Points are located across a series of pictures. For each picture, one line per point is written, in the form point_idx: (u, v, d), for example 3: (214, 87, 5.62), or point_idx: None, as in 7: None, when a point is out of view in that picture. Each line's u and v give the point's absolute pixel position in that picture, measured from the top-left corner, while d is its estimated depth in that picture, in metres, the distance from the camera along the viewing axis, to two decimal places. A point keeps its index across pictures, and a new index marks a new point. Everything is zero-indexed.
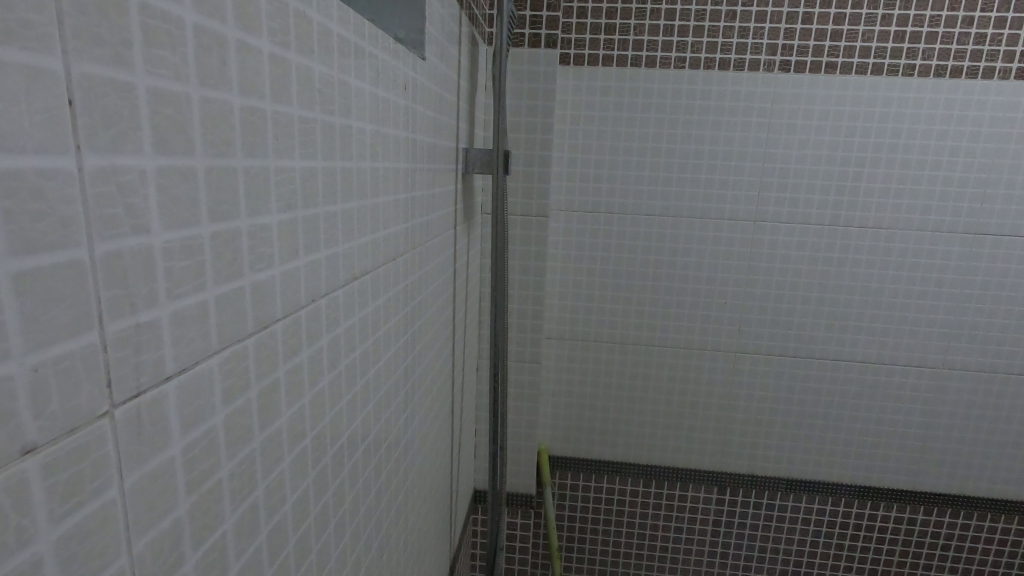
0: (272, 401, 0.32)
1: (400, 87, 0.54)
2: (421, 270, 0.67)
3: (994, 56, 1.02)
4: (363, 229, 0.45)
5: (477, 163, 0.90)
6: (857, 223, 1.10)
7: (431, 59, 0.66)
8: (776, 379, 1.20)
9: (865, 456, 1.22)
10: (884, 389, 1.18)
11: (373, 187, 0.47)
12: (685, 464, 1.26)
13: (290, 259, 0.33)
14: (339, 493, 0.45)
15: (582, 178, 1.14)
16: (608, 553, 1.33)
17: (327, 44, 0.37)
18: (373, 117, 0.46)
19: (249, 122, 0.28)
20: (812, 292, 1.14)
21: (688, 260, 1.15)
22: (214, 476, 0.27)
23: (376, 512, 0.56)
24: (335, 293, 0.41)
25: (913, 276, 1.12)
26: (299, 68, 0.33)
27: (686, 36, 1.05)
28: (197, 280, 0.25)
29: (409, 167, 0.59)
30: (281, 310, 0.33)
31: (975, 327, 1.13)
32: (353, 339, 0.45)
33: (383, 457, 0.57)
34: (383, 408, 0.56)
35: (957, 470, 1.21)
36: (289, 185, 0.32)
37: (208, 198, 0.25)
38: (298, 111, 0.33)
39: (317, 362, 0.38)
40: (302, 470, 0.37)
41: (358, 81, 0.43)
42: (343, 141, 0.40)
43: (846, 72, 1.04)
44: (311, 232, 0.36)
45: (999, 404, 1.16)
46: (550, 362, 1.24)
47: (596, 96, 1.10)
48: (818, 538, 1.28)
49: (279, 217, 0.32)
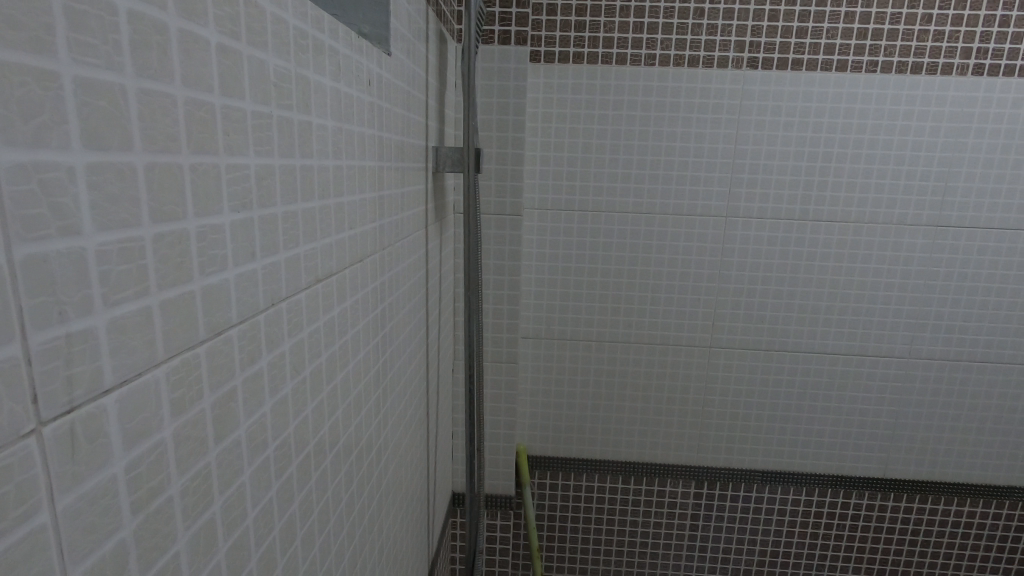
0: (229, 410, 0.31)
1: (365, 84, 0.53)
2: (391, 271, 0.65)
3: (953, 52, 1.04)
4: (326, 228, 0.44)
5: (447, 161, 0.88)
6: (826, 216, 1.12)
7: (397, 55, 0.64)
8: (750, 374, 1.21)
9: (838, 446, 1.24)
10: (855, 382, 1.20)
11: (336, 186, 0.46)
12: (662, 460, 1.27)
13: (247, 262, 0.32)
14: (304, 504, 0.43)
15: (555, 176, 1.13)
16: (588, 552, 1.33)
17: (285, 39, 0.35)
18: (337, 114, 0.45)
19: (197, 116, 0.26)
20: (783, 292, 1.16)
21: (662, 257, 1.16)
22: (164, 492, 0.25)
23: (347, 519, 0.54)
24: (297, 294, 0.39)
25: (880, 268, 1.14)
26: (252, 61, 0.31)
27: (655, 34, 1.06)
28: (138, 287, 0.23)
29: (375, 164, 0.57)
30: (236, 314, 0.31)
31: (939, 317, 1.16)
32: (318, 342, 0.43)
33: (353, 464, 0.55)
34: (354, 414, 0.54)
35: (926, 456, 1.24)
36: (242, 185, 0.31)
37: (151, 197, 0.24)
38: (253, 106, 0.32)
39: (277, 369, 0.37)
40: (262, 483, 0.35)
41: (317, 75, 0.41)
42: (302, 137, 0.39)
43: (811, 69, 1.06)
44: (269, 232, 0.34)
45: (960, 394, 1.20)
46: (527, 364, 1.23)
47: (567, 93, 1.09)
48: (794, 529, 1.30)
49: (233, 218, 0.30)
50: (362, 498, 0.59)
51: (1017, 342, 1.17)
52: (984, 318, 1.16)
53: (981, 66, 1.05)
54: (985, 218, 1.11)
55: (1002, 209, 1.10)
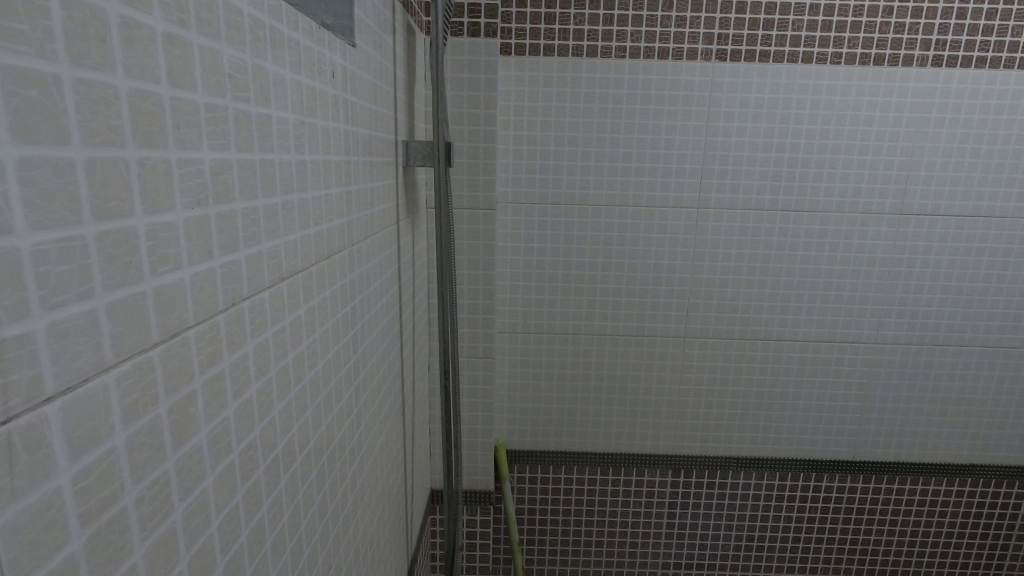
0: (187, 415, 0.30)
1: (327, 76, 0.51)
2: (361, 267, 0.64)
3: (913, 44, 1.07)
4: (289, 225, 0.42)
5: (417, 155, 0.87)
6: (795, 206, 1.14)
7: (362, 47, 0.63)
8: (724, 363, 1.23)
9: (809, 431, 1.27)
10: (824, 368, 1.23)
11: (300, 181, 0.44)
12: (639, 450, 1.28)
13: (204, 260, 0.31)
14: (273, 508, 0.42)
15: (528, 170, 1.13)
16: (568, 543, 1.34)
17: (239, 28, 0.34)
18: (298, 107, 0.44)
19: (143, 107, 0.25)
20: (754, 283, 1.18)
21: (636, 249, 1.17)
22: (118, 502, 0.24)
23: (321, 520, 0.53)
24: (260, 293, 0.38)
25: (846, 256, 1.17)
26: (203, 51, 0.30)
27: (625, 26, 1.06)
28: (83, 288, 0.22)
29: (341, 159, 0.55)
30: (193, 314, 0.30)
31: (904, 302, 1.19)
32: (284, 342, 0.42)
33: (326, 464, 0.54)
34: (325, 414, 0.53)
35: (893, 438, 1.28)
36: (196, 180, 0.29)
37: (93, 192, 0.22)
38: (205, 98, 0.30)
39: (239, 371, 0.35)
40: (225, 490, 0.34)
41: (276, 66, 0.40)
42: (261, 131, 0.37)
43: (778, 61, 1.07)
44: (227, 229, 0.33)
45: (924, 378, 1.24)
46: (503, 358, 1.23)
47: (538, 86, 1.09)
48: (768, 513, 1.33)
49: (186, 215, 0.29)
50: (336, 501, 0.58)
51: (977, 325, 1.21)
52: (946, 303, 1.19)
53: (940, 57, 1.07)
54: (945, 205, 1.14)
55: (961, 197, 1.14)
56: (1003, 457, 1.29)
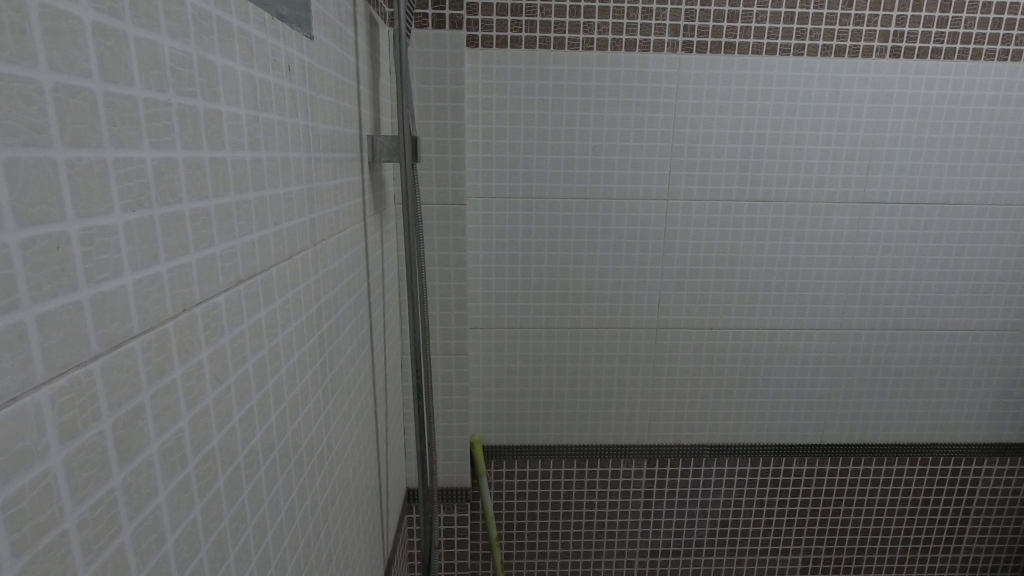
0: (135, 430, 0.28)
1: (283, 70, 0.49)
2: (327, 267, 0.63)
3: (872, 36, 1.09)
4: (245, 226, 0.41)
5: (384, 151, 0.85)
6: (762, 196, 1.16)
7: (322, 40, 0.61)
8: (696, 353, 1.24)
9: (779, 417, 1.30)
10: (792, 355, 1.26)
11: (255, 179, 0.43)
12: (614, 442, 1.29)
13: (148, 266, 0.29)
14: (236, 519, 0.40)
15: (498, 164, 1.11)
16: (546, 536, 1.34)
17: (181, 18, 0.32)
18: (251, 103, 0.42)
19: (72, 104, 0.24)
20: (724, 273, 1.20)
21: (607, 242, 1.17)
22: (58, 526, 0.23)
23: (289, 527, 0.52)
24: (215, 297, 0.36)
25: (812, 245, 1.19)
26: (140, 43, 0.28)
27: (592, 18, 1.05)
28: (8, 300, 0.21)
29: (301, 156, 0.53)
30: (138, 323, 0.28)
31: (867, 288, 1.22)
32: (243, 347, 0.41)
33: (294, 468, 0.53)
34: (291, 418, 0.52)
35: (859, 421, 1.31)
36: (137, 181, 0.28)
37: (15, 197, 0.21)
38: (145, 93, 0.29)
39: (193, 380, 0.34)
40: (180, 505, 0.33)
41: (225, 60, 0.38)
42: (210, 128, 0.35)
43: (743, 52, 1.08)
44: (176, 231, 0.32)
45: (887, 361, 1.27)
46: (477, 354, 1.22)
47: (506, 79, 1.07)
48: (741, 498, 1.35)
49: (126, 217, 0.27)
50: (306, 508, 0.56)
51: (936, 310, 1.24)
52: (906, 288, 1.23)
53: (898, 49, 1.10)
54: (905, 193, 1.17)
55: (919, 185, 1.17)
56: (962, 435, 1.34)
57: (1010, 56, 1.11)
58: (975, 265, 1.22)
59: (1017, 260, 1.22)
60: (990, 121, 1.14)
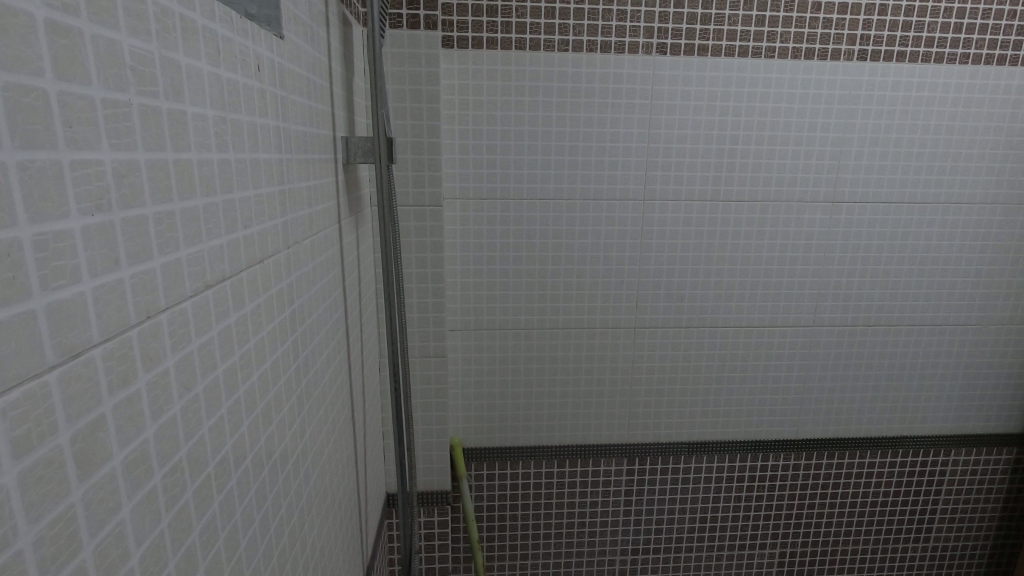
0: (96, 442, 0.27)
1: (252, 70, 0.48)
2: (301, 270, 0.61)
3: (840, 39, 1.11)
4: (213, 229, 0.40)
5: (359, 152, 0.84)
6: (736, 196, 1.17)
7: (293, 39, 0.60)
8: (674, 352, 1.26)
9: (755, 413, 1.32)
10: (767, 353, 1.28)
11: (224, 181, 0.41)
12: (595, 441, 1.29)
13: (109, 271, 0.28)
14: (206, 531, 0.39)
15: (475, 165, 1.11)
16: (527, 537, 1.34)
17: (141, 15, 0.31)
18: (218, 103, 0.41)
19: (23, 104, 0.23)
20: (700, 273, 1.21)
21: (585, 242, 1.17)
22: (11, 546, 0.22)
23: (264, 536, 0.51)
24: (181, 303, 0.35)
25: (785, 244, 1.21)
26: (98, 41, 0.27)
27: (567, 20, 1.05)
28: None
29: (272, 157, 0.52)
30: (99, 333, 0.27)
31: (839, 286, 1.25)
32: (212, 354, 0.40)
33: (268, 475, 0.52)
34: (264, 425, 0.51)
35: (831, 416, 1.34)
36: (95, 183, 0.27)
37: None
38: (103, 93, 0.28)
39: (158, 389, 0.33)
40: (146, 517, 0.32)
41: (189, 59, 0.37)
42: (174, 129, 0.34)
43: (716, 54, 1.10)
44: (139, 235, 0.31)
45: (858, 357, 1.30)
46: (456, 356, 1.21)
47: (482, 80, 1.07)
48: (719, 494, 1.37)
49: (84, 222, 0.26)
50: (281, 517, 0.55)
51: (905, 305, 1.28)
52: (876, 285, 1.26)
53: (865, 52, 1.12)
54: (873, 192, 1.20)
55: (887, 184, 1.20)
56: (930, 428, 1.37)
57: (971, 59, 1.15)
58: (941, 262, 1.26)
59: (980, 256, 1.26)
60: (952, 121, 1.18)
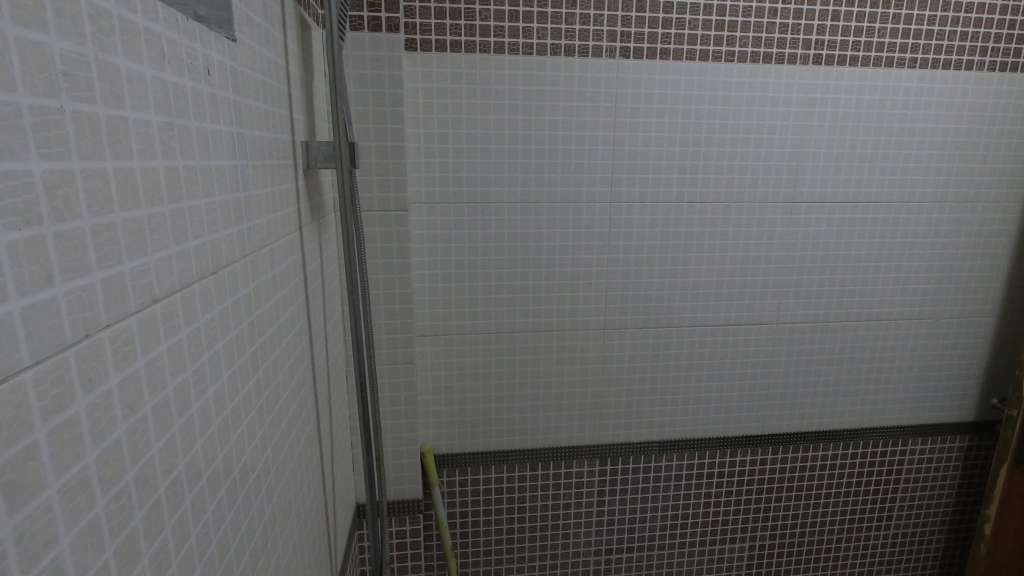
0: (27, 472, 0.25)
1: (201, 72, 0.46)
2: (259, 279, 0.59)
3: (796, 43, 1.14)
4: (160, 240, 0.38)
5: (319, 156, 0.82)
6: (699, 198, 1.19)
7: (247, 41, 0.58)
8: (643, 352, 1.27)
9: (722, 410, 1.34)
10: (732, 351, 1.30)
11: (171, 189, 0.40)
12: (566, 443, 1.30)
13: (40, 289, 0.26)
14: (157, 556, 0.37)
15: (441, 168, 1.10)
16: (501, 541, 1.33)
17: (73, 15, 0.30)
18: (164, 108, 0.39)
19: None
20: (666, 274, 1.23)
21: (552, 245, 1.17)
22: None
23: (223, 556, 0.49)
24: (126, 318, 0.34)
25: (748, 244, 1.24)
26: (23, 44, 0.26)
27: (530, 23, 1.06)
28: None
29: (226, 164, 0.50)
30: (29, 353, 0.25)
31: (800, 284, 1.28)
32: (161, 370, 0.38)
33: (226, 493, 0.50)
34: (222, 440, 0.49)
35: (795, 411, 1.38)
36: (20, 195, 0.25)
37: None
38: (30, 99, 0.26)
39: (99, 410, 0.31)
40: (88, 546, 0.30)
41: (130, 61, 0.35)
42: (113, 135, 0.33)
43: (677, 58, 1.11)
44: (75, 249, 0.29)
45: (820, 353, 1.34)
46: (426, 362, 1.20)
47: (446, 83, 1.06)
48: (690, 491, 1.39)
49: (9, 237, 0.24)
50: (242, 535, 0.53)
51: (863, 302, 1.32)
52: (835, 283, 1.29)
53: (820, 56, 1.16)
54: (830, 192, 1.24)
55: (843, 185, 1.24)
56: (888, 419, 1.42)
57: (919, 63, 1.19)
58: (895, 259, 1.30)
59: (931, 253, 1.31)
60: (903, 123, 1.22)
